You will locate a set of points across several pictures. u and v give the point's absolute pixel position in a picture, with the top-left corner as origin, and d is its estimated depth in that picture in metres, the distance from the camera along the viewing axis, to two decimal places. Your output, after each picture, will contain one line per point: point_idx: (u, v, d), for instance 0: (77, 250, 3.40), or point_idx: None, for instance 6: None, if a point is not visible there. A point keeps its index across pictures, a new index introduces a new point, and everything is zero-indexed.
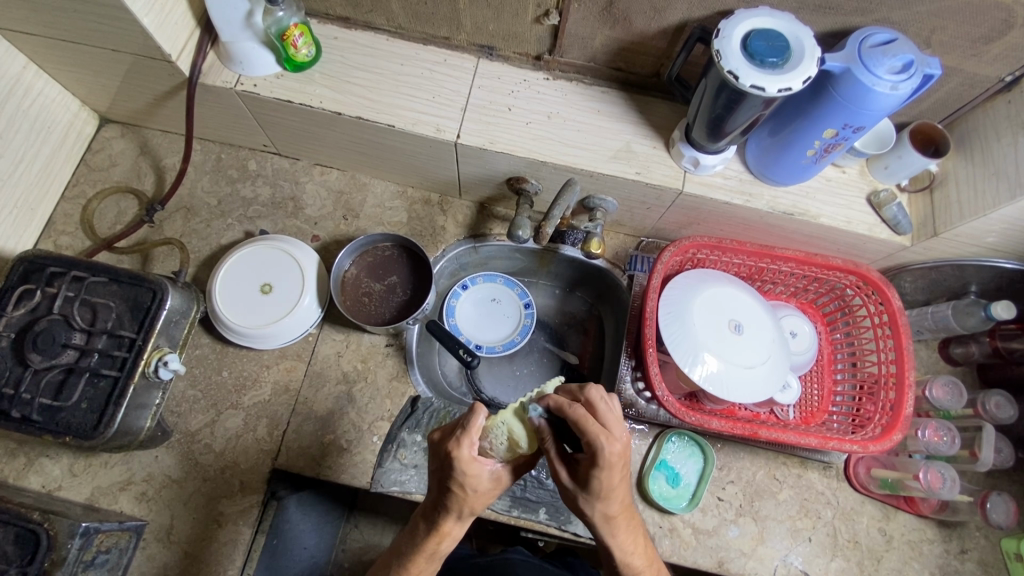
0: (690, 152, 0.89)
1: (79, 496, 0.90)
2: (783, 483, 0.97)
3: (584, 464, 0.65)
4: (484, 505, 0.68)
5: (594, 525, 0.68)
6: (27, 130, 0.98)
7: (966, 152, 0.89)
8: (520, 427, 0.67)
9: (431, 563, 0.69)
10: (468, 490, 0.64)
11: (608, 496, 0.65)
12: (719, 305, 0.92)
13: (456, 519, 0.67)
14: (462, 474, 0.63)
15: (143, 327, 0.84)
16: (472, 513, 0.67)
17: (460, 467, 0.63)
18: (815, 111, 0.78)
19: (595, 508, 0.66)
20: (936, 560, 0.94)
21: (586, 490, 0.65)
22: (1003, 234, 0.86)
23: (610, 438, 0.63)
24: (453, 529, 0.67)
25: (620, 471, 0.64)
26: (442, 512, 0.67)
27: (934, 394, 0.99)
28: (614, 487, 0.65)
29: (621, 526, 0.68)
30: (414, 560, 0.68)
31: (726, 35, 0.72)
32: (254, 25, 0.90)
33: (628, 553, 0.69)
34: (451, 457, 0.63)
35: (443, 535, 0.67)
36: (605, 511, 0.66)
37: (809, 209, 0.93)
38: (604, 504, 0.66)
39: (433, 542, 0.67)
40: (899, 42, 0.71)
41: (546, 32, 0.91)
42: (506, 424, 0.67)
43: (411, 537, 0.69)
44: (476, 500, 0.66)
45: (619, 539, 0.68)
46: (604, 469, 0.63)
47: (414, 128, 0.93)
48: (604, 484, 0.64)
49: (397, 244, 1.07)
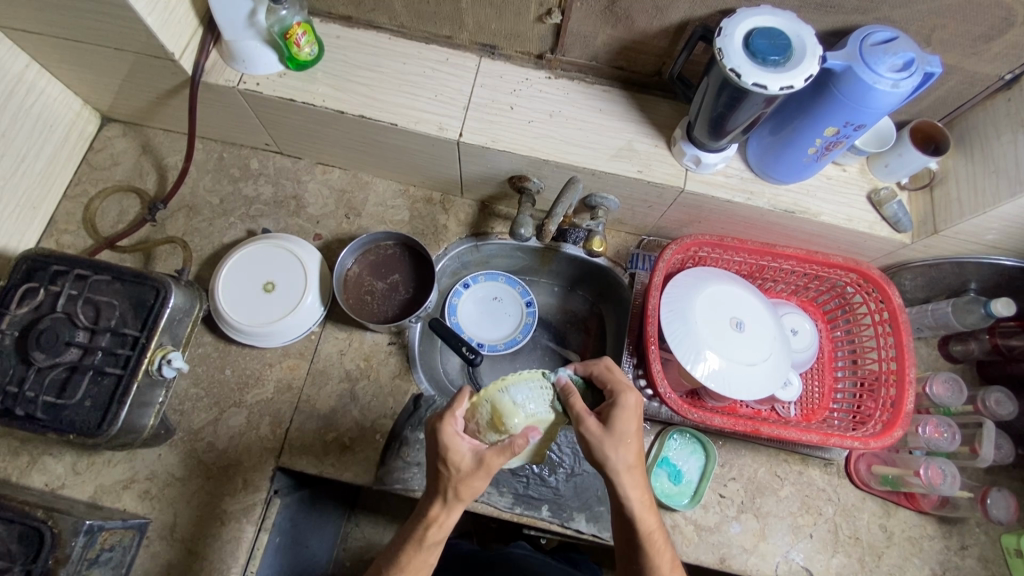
0: (691, 150, 0.90)
1: (82, 494, 0.90)
2: (784, 480, 0.98)
3: (607, 408, 0.71)
4: (474, 494, 0.66)
5: (614, 478, 0.68)
6: (29, 129, 0.99)
7: (966, 150, 0.90)
8: (501, 403, 0.70)
9: (423, 557, 0.66)
10: (450, 465, 0.66)
11: (629, 440, 0.69)
12: (720, 303, 0.92)
13: (445, 505, 0.66)
14: (443, 448, 0.66)
15: (146, 325, 0.84)
16: (459, 499, 0.66)
17: (439, 438, 0.66)
18: (815, 109, 0.79)
19: (618, 453, 0.68)
20: (936, 556, 0.95)
21: (610, 434, 0.68)
22: (1002, 231, 0.87)
23: (627, 387, 0.72)
24: (443, 516, 0.66)
25: (637, 418, 0.71)
26: (432, 497, 0.67)
27: (934, 390, 0.99)
28: (632, 432, 0.70)
29: (640, 480, 0.69)
30: (406, 551, 0.67)
31: (728, 34, 0.73)
32: (256, 24, 0.90)
33: (645, 513, 0.69)
34: (433, 431, 0.67)
35: (435, 523, 0.66)
36: (626, 457, 0.68)
37: (809, 207, 0.94)
38: (625, 449, 0.68)
39: (427, 531, 0.66)
40: (900, 40, 0.72)
41: (548, 31, 0.91)
42: (489, 402, 0.70)
43: (406, 528, 0.68)
44: (462, 482, 0.65)
45: (638, 497, 0.69)
46: (628, 407, 0.71)
47: (416, 127, 0.93)
48: (625, 424, 0.69)
49: (399, 242, 1.07)
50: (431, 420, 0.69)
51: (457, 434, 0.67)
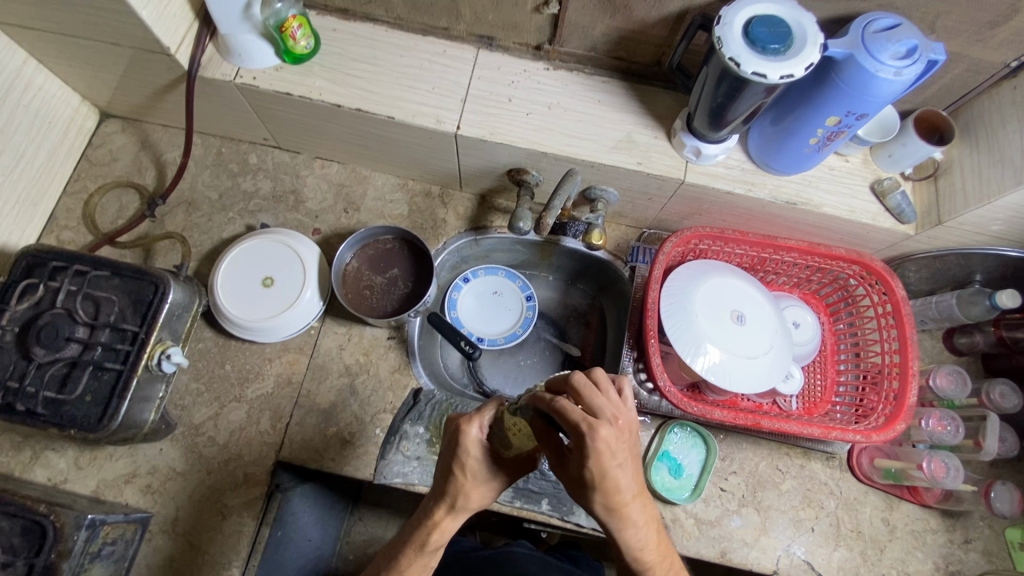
0: (692, 141, 0.89)
1: (84, 489, 0.91)
2: (786, 474, 0.97)
3: (577, 453, 0.57)
4: (482, 502, 0.67)
5: (601, 518, 0.60)
6: (27, 125, 0.99)
7: (971, 139, 0.88)
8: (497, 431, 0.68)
9: (423, 560, 0.65)
10: (467, 473, 0.64)
11: (609, 484, 0.58)
12: (721, 296, 0.91)
13: (450, 511, 0.65)
14: (464, 453, 0.64)
15: (145, 321, 0.84)
16: (466, 507, 0.65)
17: (466, 442, 0.64)
18: (816, 98, 0.77)
19: (595, 500, 0.59)
20: (939, 550, 0.94)
21: (584, 481, 0.58)
22: (1008, 222, 0.86)
23: (595, 426, 0.56)
24: (448, 523, 0.65)
25: (617, 455, 0.57)
26: (436, 500, 0.66)
27: (937, 383, 0.98)
28: (612, 473, 0.57)
29: (634, 517, 0.60)
30: (406, 553, 0.65)
31: (728, 22, 0.72)
32: (252, 18, 0.88)
33: (640, 551, 0.62)
34: (459, 432, 0.64)
35: (438, 528, 0.65)
36: (606, 502, 0.59)
37: (811, 198, 0.92)
38: (605, 493, 0.58)
39: (428, 535, 0.65)
40: (903, 27, 0.70)
41: (546, 22, 0.90)
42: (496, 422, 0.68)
43: (410, 531, 0.67)
44: (475, 490, 0.65)
45: (630, 535, 0.61)
46: (592, 453, 0.56)
47: (413, 120, 0.93)
48: (597, 475, 0.57)
49: (398, 237, 1.06)
50: (454, 421, 0.67)
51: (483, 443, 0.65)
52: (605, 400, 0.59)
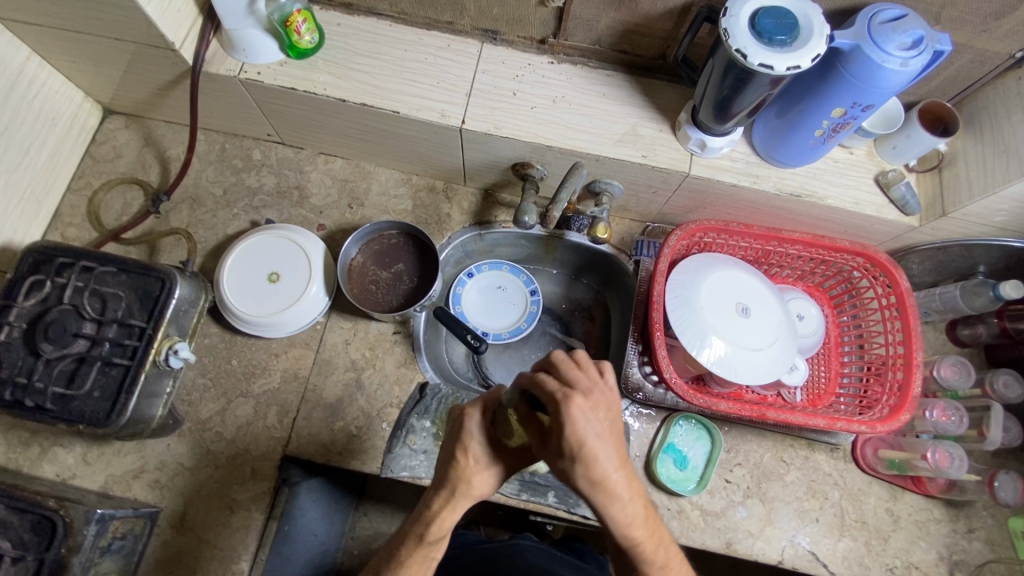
0: (696, 134, 0.89)
1: (93, 484, 0.91)
2: (790, 465, 0.98)
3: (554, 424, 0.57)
4: (484, 490, 0.66)
5: (587, 494, 0.59)
6: (31, 121, 0.98)
7: (975, 131, 0.88)
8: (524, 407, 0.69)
9: (423, 551, 0.65)
10: (469, 458, 0.64)
11: (588, 454, 0.56)
12: (726, 289, 0.92)
13: (450, 500, 0.65)
14: (466, 437, 0.64)
15: (152, 316, 0.84)
16: (468, 494, 0.65)
17: (467, 426, 0.65)
18: (823, 89, 0.77)
19: (579, 472, 0.57)
20: (943, 540, 0.95)
21: (563, 453, 0.57)
22: (1011, 212, 0.86)
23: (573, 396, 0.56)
24: (448, 512, 0.64)
25: (593, 421, 0.56)
26: (437, 488, 0.66)
27: (941, 373, 1.00)
28: (592, 443, 0.56)
29: (620, 495, 0.59)
30: (406, 546, 0.65)
31: (734, 14, 0.72)
32: (256, 12, 0.89)
33: (627, 524, 0.61)
34: (464, 416, 0.65)
35: (437, 519, 0.64)
36: (587, 475, 0.57)
37: (815, 190, 0.93)
38: (586, 467, 0.56)
39: (428, 527, 0.64)
40: (910, 18, 0.71)
41: (551, 15, 0.90)
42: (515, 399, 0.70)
43: (408, 523, 0.66)
44: (477, 475, 0.65)
45: (616, 511, 0.60)
46: (567, 424, 0.55)
47: (418, 114, 0.93)
48: (577, 443, 0.56)
49: (402, 232, 1.07)
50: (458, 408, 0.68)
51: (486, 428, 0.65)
52: (583, 375, 0.59)
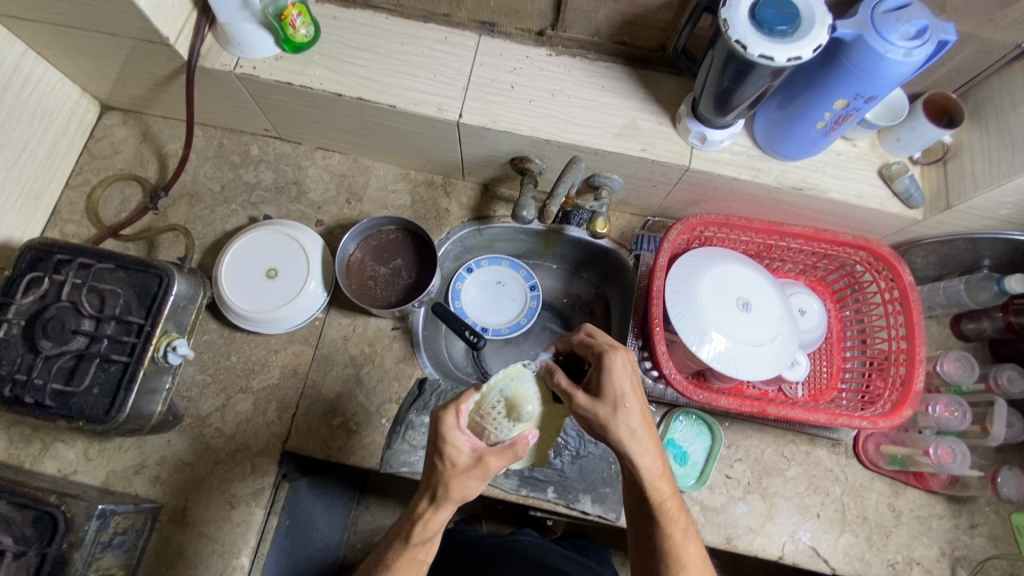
0: (697, 127, 0.88)
1: (95, 480, 0.92)
2: (791, 460, 0.97)
3: (596, 374, 0.69)
4: (466, 494, 0.65)
5: (621, 447, 0.67)
6: (28, 118, 0.98)
7: (981, 122, 0.87)
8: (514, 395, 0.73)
9: (412, 554, 0.66)
10: (446, 461, 0.65)
11: (625, 402, 0.68)
12: (727, 283, 0.91)
13: (433, 503, 0.65)
14: (442, 440, 0.65)
15: (151, 313, 0.84)
16: (449, 498, 0.65)
17: (442, 430, 0.65)
18: (824, 81, 0.76)
19: (619, 420, 0.67)
20: (945, 535, 0.94)
21: (604, 398, 0.68)
22: (1017, 205, 0.84)
23: (613, 349, 0.70)
24: (431, 516, 0.65)
25: (629, 374, 0.69)
26: (420, 492, 0.66)
27: (945, 369, 0.98)
28: (628, 389, 0.68)
29: (650, 448, 0.68)
30: (394, 548, 0.67)
31: (734, 3, 0.71)
32: (251, 6, 0.88)
33: (656, 483, 0.68)
34: (436, 419, 0.65)
35: (422, 521, 0.65)
36: (627, 423, 0.67)
37: (818, 183, 0.92)
38: (626, 413, 0.67)
39: (415, 528, 0.66)
40: (913, 6, 0.69)
41: (548, 7, 0.89)
42: (501, 394, 0.73)
43: (399, 524, 0.68)
44: (455, 479, 0.64)
45: (648, 465, 0.68)
46: (609, 368, 0.69)
47: (415, 108, 0.92)
48: (616, 387, 0.68)
49: (401, 227, 1.06)
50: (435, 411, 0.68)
51: (463, 432, 0.66)
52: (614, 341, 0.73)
